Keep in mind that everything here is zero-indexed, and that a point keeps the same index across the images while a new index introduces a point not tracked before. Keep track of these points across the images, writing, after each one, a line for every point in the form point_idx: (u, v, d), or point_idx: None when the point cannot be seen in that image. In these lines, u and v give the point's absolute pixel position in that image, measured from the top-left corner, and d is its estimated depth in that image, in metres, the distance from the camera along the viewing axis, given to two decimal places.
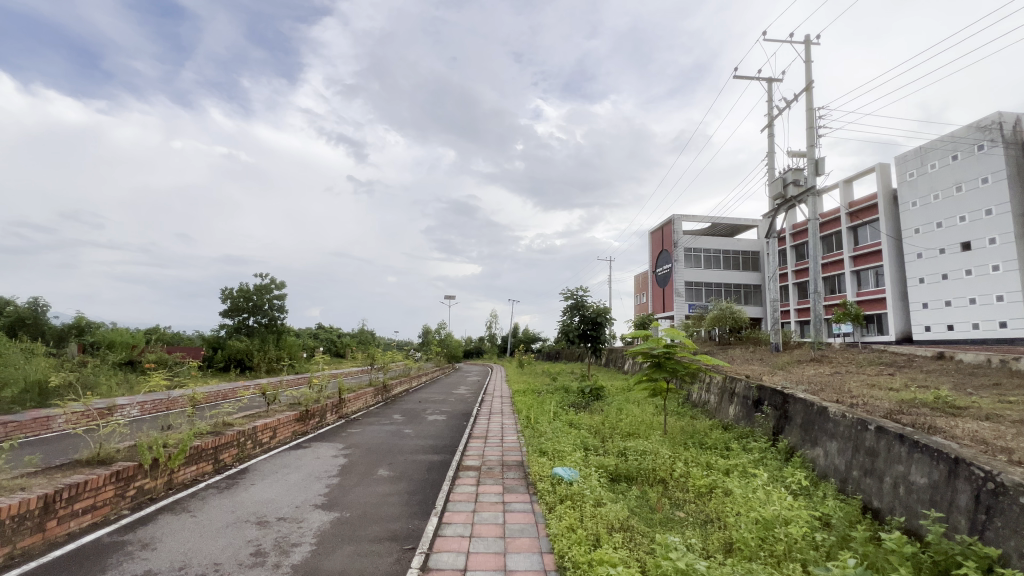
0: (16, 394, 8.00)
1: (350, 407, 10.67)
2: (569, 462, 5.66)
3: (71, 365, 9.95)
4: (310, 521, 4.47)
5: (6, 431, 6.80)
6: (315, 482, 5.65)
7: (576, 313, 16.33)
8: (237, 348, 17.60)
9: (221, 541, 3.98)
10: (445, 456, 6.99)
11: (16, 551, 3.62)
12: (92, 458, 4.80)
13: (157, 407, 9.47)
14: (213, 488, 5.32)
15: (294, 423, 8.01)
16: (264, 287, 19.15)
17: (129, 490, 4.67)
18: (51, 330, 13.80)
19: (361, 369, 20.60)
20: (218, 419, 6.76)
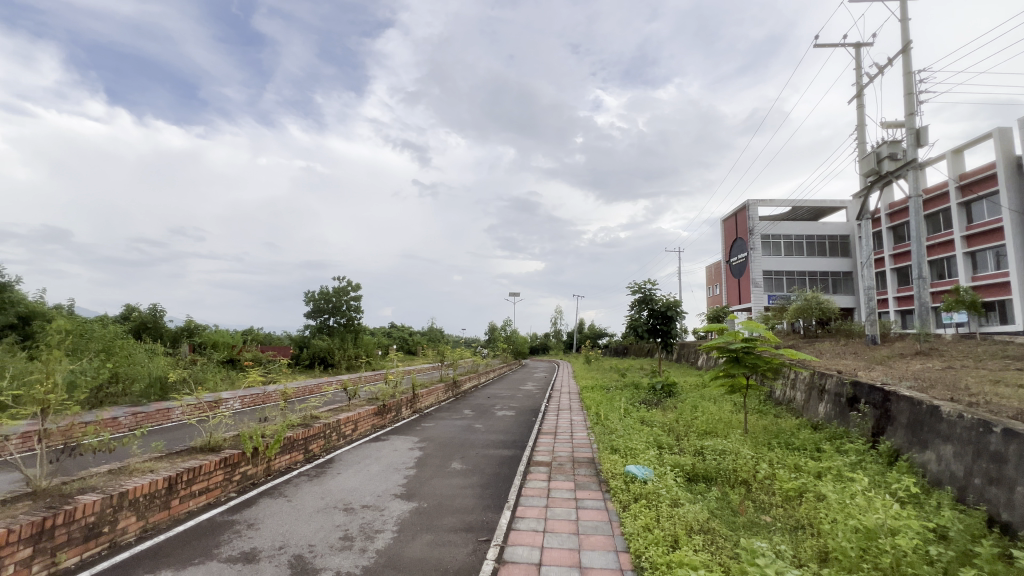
0: (142, 388, 9.17)
1: (423, 402, 11.11)
2: (643, 461, 5.50)
3: (184, 363, 11.23)
4: (391, 509, 4.72)
5: (137, 421, 7.83)
6: (394, 472, 5.95)
7: (645, 307, 15.83)
8: (320, 346, 18.97)
9: (313, 524, 4.32)
10: (515, 451, 7.09)
11: (148, 524, 4.16)
12: (204, 446, 5.39)
13: (256, 400, 10.46)
14: (304, 475, 5.78)
15: (373, 417, 8.49)
16: (342, 289, 20.45)
17: (235, 475, 5.19)
18: (167, 332, 15.65)
19: (432, 365, 21.41)
20: (307, 412, 7.31)
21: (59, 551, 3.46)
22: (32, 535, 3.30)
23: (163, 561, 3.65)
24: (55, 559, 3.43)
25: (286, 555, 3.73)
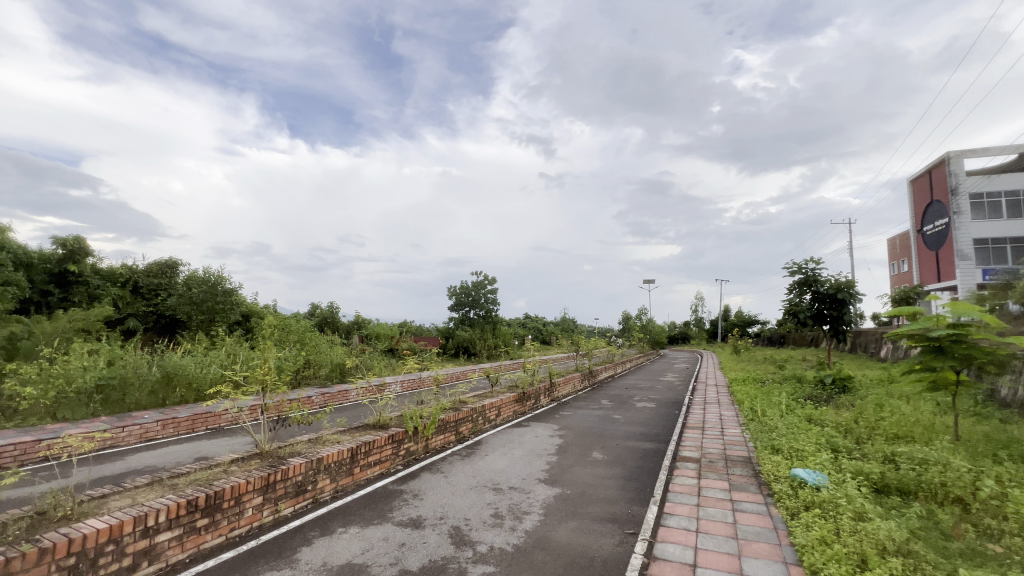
0: (326, 372, 10.93)
1: (560, 391, 11.29)
2: (813, 464, 4.82)
3: (357, 352, 13.07)
4: (537, 493, 4.89)
5: (325, 400, 9.35)
6: (538, 458, 6.17)
7: (808, 291, 13.80)
8: (464, 337, 20.52)
9: (468, 500, 4.70)
10: (659, 444, 6.79)
11: (339, 487, 4.96)
12: (376, 423, 6.22)
13: (413, 385, 11.74)
14: (457, 455, 6.33)
15: (514, 404, 8.90)
16: (480, 283, 21.83)
17: (401, 450, 5.88)
18: (342, 325, 18.41)
19: (567, 355, 21.62)
20: (456, 397, 7.95)
21: (279, 501, 4.33)
22: (262, 486, 4.17)
23: (351, 518, 4.31)
24: (277, 507, 4.31)
25: (446, 526, 4.12)
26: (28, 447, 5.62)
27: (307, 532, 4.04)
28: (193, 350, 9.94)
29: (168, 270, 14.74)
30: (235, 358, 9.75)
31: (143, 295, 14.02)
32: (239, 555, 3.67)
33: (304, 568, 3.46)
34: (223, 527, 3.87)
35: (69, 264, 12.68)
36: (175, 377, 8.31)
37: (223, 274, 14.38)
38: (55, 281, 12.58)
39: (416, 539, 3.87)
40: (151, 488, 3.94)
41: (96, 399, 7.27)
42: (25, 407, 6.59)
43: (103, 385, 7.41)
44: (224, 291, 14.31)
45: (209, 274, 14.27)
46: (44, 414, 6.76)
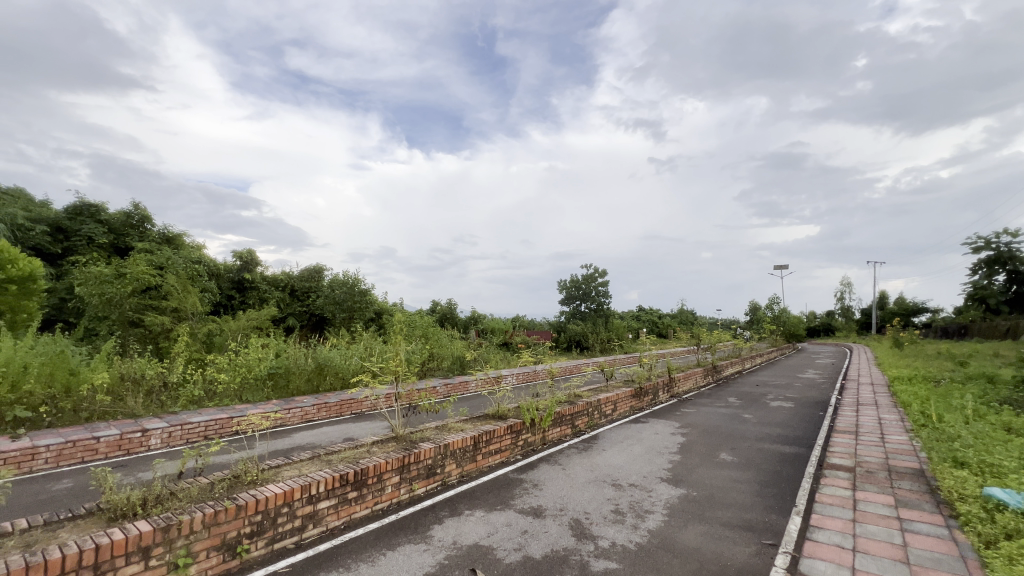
0: (448, 365, 11.64)
1: (681, 386, 10.67)
2: (1017, 484, 3.90)
3: (474, 346, 13.75)
4: (659, 492, 4.70)
5: (448, 390, 10.00)
6: (659, 456, 5.92)
7: (999, 271, 14.08)
8: (575, 330, 20.43)
9: (587, 494, 4.68)
10: (800, 449, 6.06)
11: (464, 472, 5.29)
12: (496, 414, 6.49)
13: (528, 377, 11.99)
14: (574, 448, 6.34)
15: (631, 399, 8.62)
16: (590, 276, 21.61)
17: (519, 440, 6.07)
18: (460, 321, 19.54)
19: (687, 349, 20.36)
20: (570, 390, 7.94)
21: (413, 482, 4.75)
22: (398, 466, 4.61)
23: (476, 502, 4.57)
24: (412, 487, 4.73)
25: (566, 517, 4.15)
26: (225, 423, 6.90)
27: (439, 511, 4.38)
28: (338, 344, 11.34)
29: (315, 275, 17.02)
30: (371, 351, 10.92)
31: (298, 297, 16.36)
32: (382, 527, 4.12)
33: (437, 545, 3.76)
34: (369, 501, 4.37)
35: (244, 273, 15.33)
36: (325, 368, 9.57)
37: (358, 277, 16.20)
38: (235, 287, 15.29)
39: (537, 528, 3.97)
40: (311, 463, 4.60)
41: (268, 385, 8.69)
42: (221, 390, 8.11)
43: (272, 373, 8.83)
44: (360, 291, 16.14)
45: (348, 276, 16.18)
46: (234, 396, 8.26)
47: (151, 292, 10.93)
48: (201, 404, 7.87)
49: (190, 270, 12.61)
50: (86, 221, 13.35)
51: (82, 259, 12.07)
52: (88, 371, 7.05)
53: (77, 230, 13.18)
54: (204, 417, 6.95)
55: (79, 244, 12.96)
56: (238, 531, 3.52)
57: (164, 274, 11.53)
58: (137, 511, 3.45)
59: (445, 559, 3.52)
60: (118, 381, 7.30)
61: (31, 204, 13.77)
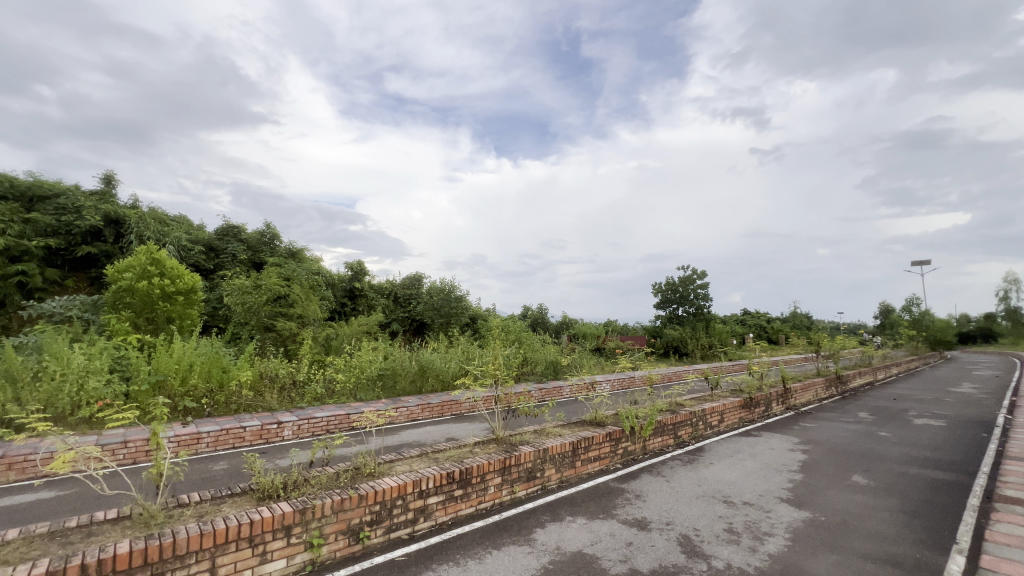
0: (542, 369, 11.68)
1: (799, 398, 9.65)
2: None
3: (567, 351, 13.68)
4: (779, 513, 4.29)
5: (543, 394, 10.04)
6: (776, 473, 5.40)
7: None
8: (673, 335, 19.43)
9: (696, 510, 4.42)
10: (958, 476, 5.16)
11: (563, 478, 5.28)
12: (593, 420, 6.39)
13: (624, 384, 11.62)
14: (678, 460, 6.01)
15: (740, 410, 7.98)
16: (687, 278, 20.53)
17: (619, 448, 5.92)
18: (551, 325, 19.60)
19: (804, 357, 18.39)
20: (672, 398, 7.57)
21: (514, 484, 4.85)
22: (500, 467, 4.74)
23: (577, 509, 4.54)
24: (514, 489, 4.84)
25: (674, 532, 3.96)
26: (343, 419, 7.59)
27: (540, 515, 4.41)
28: (437, 348, 11.96)
29: (416, 282, 18.17)
30: (468, 355, 11.36)
31: (401, 303, 17.56)
32: (487, 526, 4.25)
33: (541, 548, 3.79)
34: (473, 499, 4.54)
35: (355, 282, 16.85)
36: (428, 370, 10.14)
37: (454, 283, 17.03)
38: (348, 296, 16.85)
39: (643, 540, 3.83)
40: (421, 459, 4.90)
41: (378, 385, 9.40)
42: (339, 388, 8.97)
43: (382, 374, 9.56)
44: (456, 297, 16.95)
45: (445, 283, 17.09)
46: (350, 394, 9.06)
47: (281, 300, 12.47)
48: (323, 401, 8.76)
49: (311, 281, 14.17)
50: (231, 241, 15.64)
51: (229, 273, 14.12)
52: (235, 369, 8.20)
53: (224, 248, 15.46)
54: (326, 412, 7.71)
55: (226, 261, 15.18)
56: (360, 518, 3.86)
57: (291, 284, 13.10)
58: (279, 494, 3.94)
59: (550, 563, 3.54)
60: (258, 378, 8.40)
61: (191, 228, 16.44)
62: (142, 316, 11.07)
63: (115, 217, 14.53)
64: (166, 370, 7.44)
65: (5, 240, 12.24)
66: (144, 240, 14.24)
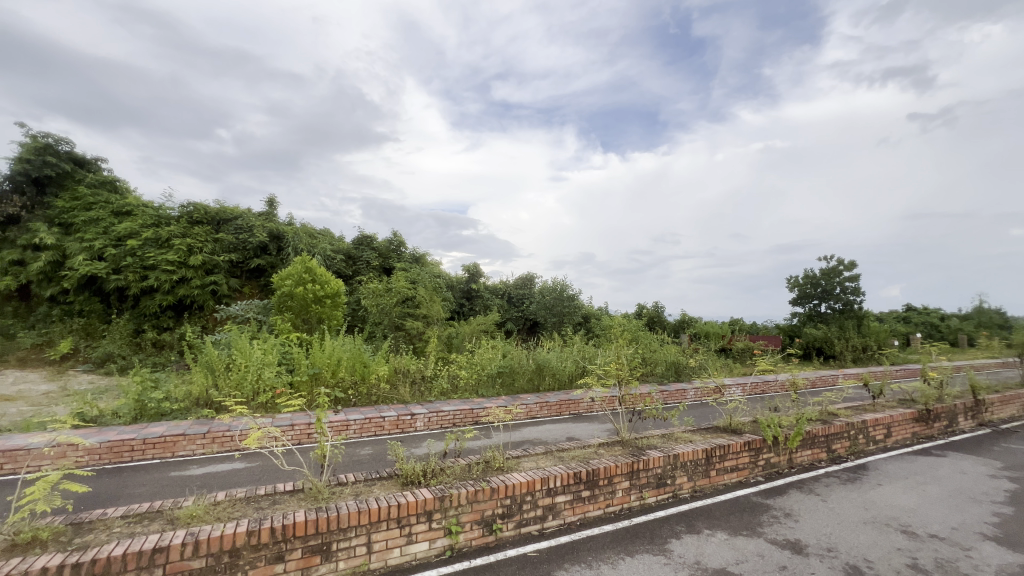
0: (662, 371, 11.09)
1: (996, 414, 7.85)
2: None
3: (690, 351, 12.81)
4: (983, 553, 3.51)
5: (665, 397, 9.50)
6: (973, 504, 4.44)
7: None
8: (815, 335, 17.14)
9: (864, 538, 3.81)
10: None
11: (696, 487, 4.93)
12: (728, 427, 5.88)
13: (759, 389, 10.52)
14: (835, 477, 5.25)
15: (913, 424, 6.73)
16: (832, 270, 17.99)
17: (760, 460, 5.36)
18: (670, 324, 18.56)
19: (998, 363, 14.93)
20: (822, 407, 6.65)
21: (643, 489, 4.65)
22: (628, 471, 4.57)
23: (716, 522, 4.20)
24: (643, 494, 4.64)
25: (838, 561, 3.46)
26: (468, 413, 7.98)
27: (674, 525, 4.17)
28: (553, 347, 12.01)
29: (528, 282, 18.50)
30: (584, 354, 11.23)
31: (515, 303, 18.01)
32: (617, 530, 4.13)
33: (678, 561, 3.57)
34: (601, 502, 4.45)
35: (472, 283, 17.72)
36: (545, 368, 10.23)
37: (566, 282, 17.10)
38: (465, 296, 17.76)
39: (799, 565, 3.41)
40: (547, 457, 4.94)
41: (498, 381, 9.72)
42: (462, 384, 9.46)
43: (501, 372, 9.87)
44: (568, 296, 16.98)
45: (556, 283, 17.18)
46: (472, 389, 9.51)
47: (409, 302, 13.58)
48: (449, 396, 9.32)
49: (434, 283, 15.24)
50: (365, 249, 17.49)
51: (365, 279, 15.78)
52: (374, 363, 9.10)
53: (360, 256, 17.32)
54: (452, 406, 8.17)
55: (361, 267, 16.99)
56: (493, 510, 4.00)
57: (417, 287, 14.22)
58: (420, 480, 4.25)
59: None
60: (394, 373, 9.22)
61: (334, 240, 18.69)
62: (299, 317, 12.84)
63: (277, 233, 17.10)
64: (321, 364, 8.55)
65: (202, 256, 15.15)
66: (298, 252, 16.54)
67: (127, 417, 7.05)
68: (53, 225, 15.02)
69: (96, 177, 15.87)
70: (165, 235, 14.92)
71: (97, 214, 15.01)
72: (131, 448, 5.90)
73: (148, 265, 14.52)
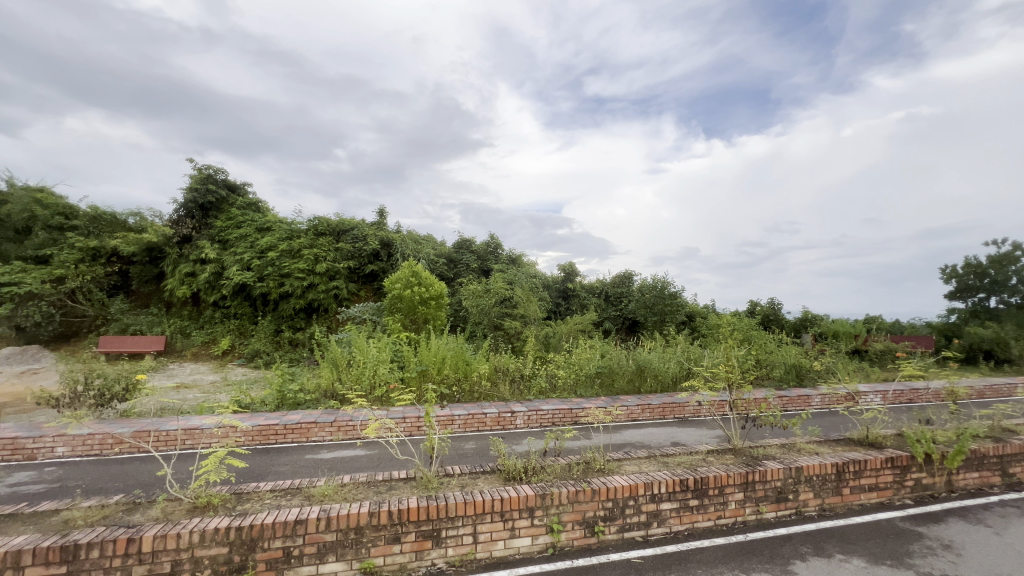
0: (781, 374, 10.05)
1: None
2: None
3: (814, 353, 11.46)
4: None
5: (785, 404, 8.61)
6: None
7: None
8: (980, 335, 14.34)
9: None
10: None
11: (825, 505, 4.41)
12: (864, 440, 5.17)
13: (904, 398, 9.06)
14: (1014, 507, 4.35)
15: None
16: (1004, 256, 14.91)
17: (907, 480, 4.62)
18: (788, 323, 16.79)
19: None
20: (994, 421, 5.53)
21: (760, 502, 4.27)
22: (742, 482, 4.22)
23: (851, 547, 3.71)
24: (760, 508, 4.26)
25: None
26: (566, 413, 7.97)
27: (799, 545, 3.77)
28: (654, 347, 11.54)
29: (627, 280, 17.95)
30: (689, 355, 10.61)
31: (613, 302, 17.60)
32: (730, 544, 3.85)
33: None
34: (712, 512, 4.17)
35: (568, 282, 17.68)
36: (646, 369, 9.84)
37: (667, 280, 16.28)
38: (562, 296, 17.77)
39: None
40: (650, 461, 4.77)
41: (597, 382, 9.58)
42: (561, 384, 9.46)
43: (600, 372, 9.70)
44: (670, 294, 16.19)
45: (657, 280, 16.45)
46: (571, 389, 9.46)
47: (507, 302, 13.97)
48: (548, 395, 9.38)
49: (530, 284, 15.49)
50: (465, 252, 18.34)
51: (465, 281, 16.55)
52: (476, 362, 9.50)
53: (461, 259, 18.20)
54: (551, 406, 8.20)
55: (462, 270, 17.84)
56: (594, 512, 3.95)
57: (514, 288, 14.55)
58: (522, 477, 4.35)
59: None
60: (494, 371, 9.53)
61: (437, 245, 19.85)
62: (408, 318, 13.86)
63: (387, 241, 18.62)
64: (428, 361, 9.15)
65: (326, 264, 17.05)
66: (406, 258, 17.87)
67: (272, 405, 8.19)
68: (214, 241, 17.91)
69: (245, 200, 18.59)
70: (298, 246, 17.08)
71: (245, 231, 17.59)
72: (276, 431, 6.84)
73: (285, 273, 16.71)
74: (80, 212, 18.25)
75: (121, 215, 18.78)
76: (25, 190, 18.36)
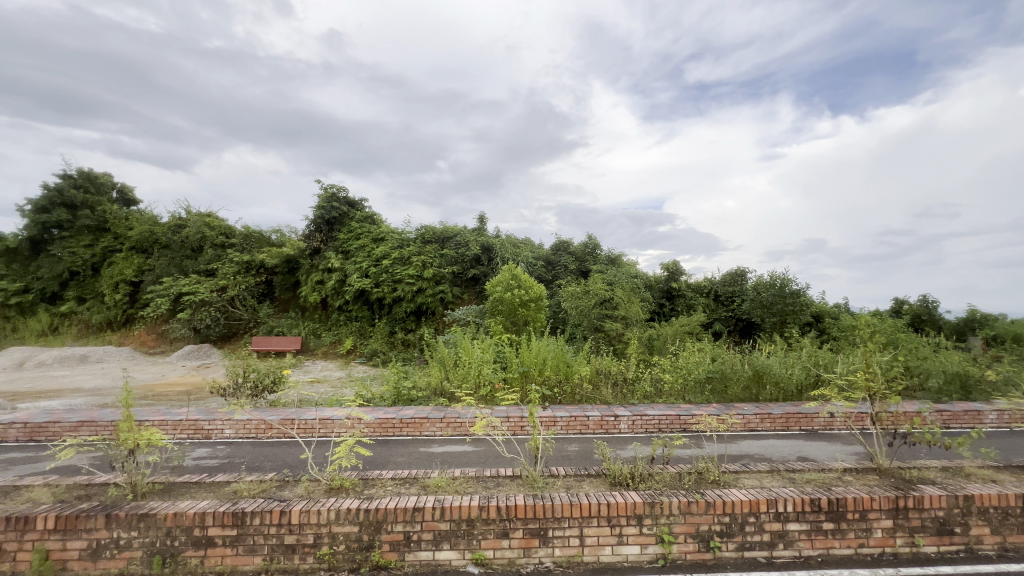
0: (941, 385, 8.48)
1: None
2: None
3: (986, 359, 9.52)
4: None
5: (946, 420, 7.27)
6: None
7: None
8: None
9: None
10: None
11: (1008, 544, 3.66)
12: None
13: None
14: None
15: None
16: None
17: None
18: (948, 324, 14.18)
19: None
20: None
21: (916, 534, 3.67)
22: (890, 508, 3.67)
23: None
24: (915, 540, 3.66)
25: None
26: (674, 419, 7.57)
27: None
28: (773, 351, 10.49)
29: (739, 278, 16.57)
30: (817, 360, 9.46)
31: (723, 302, 16.36)
32: None
33: None
34: (852, 539, 3.68)
35: (672, 282, 16.79)
36: (765, 375, 8.95)
37: (788, 277, 14.70)
38: (666, 296, 16.93)
39: None
40: (773, 476, 4.35)
41: (708, 388, 8.94)
42: (666, 388, 9.02)
43: (711, 377, 9.02)
44: (792, 292, 14.59)
45: (775, 277, 14.95)
46: (678, 395, 8.97)
47: (607, 304, 13.72)
48: (653, 399, 9.01)
49: (631, 284, 15.03)
50: (563, 254, 18.36)
51: (564, 282, 16.61)
52: (577, 364, 9.46)
53: (559, 261, 18.27)
54: (658, 411, 7.85)
55: (560, 271, 17.89)
56: (710, 526, 3.71)
57: (613, 288, 14.24)
58: (628, 483, 4.24)
59: None
60: (595, 373, 9.39)
61: (535, 247, 20.12)
62: (508, 320, 14.24)
63: (487, 246, 19.33)
64: (529, 363, 9.32)
65: (432, 270, 18.20)
66: (505, 261, 18.39)
67: (389, 400, 8.95)
68: (338, 252, 20.05)
69: (363, 213, 20.53)
70: (408, 254, 18.50)
71: (363, 242, 19.42)
72: (393, 425, 7.46)
73: (397, 279, 18.16)
74: (236, 232, 21.70)
75: (267, 233, 21.92)
76: (197, 216, 22.25)
